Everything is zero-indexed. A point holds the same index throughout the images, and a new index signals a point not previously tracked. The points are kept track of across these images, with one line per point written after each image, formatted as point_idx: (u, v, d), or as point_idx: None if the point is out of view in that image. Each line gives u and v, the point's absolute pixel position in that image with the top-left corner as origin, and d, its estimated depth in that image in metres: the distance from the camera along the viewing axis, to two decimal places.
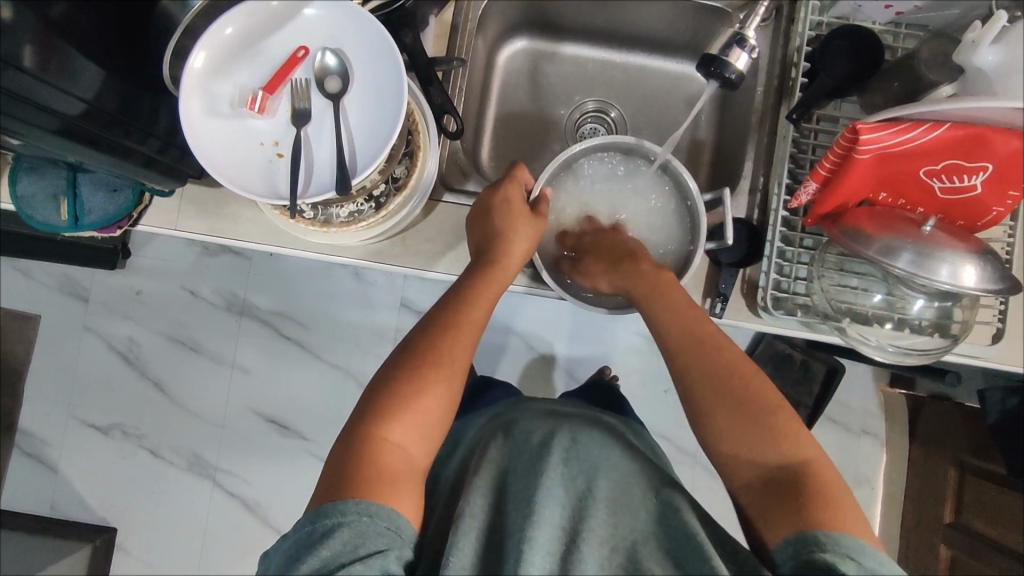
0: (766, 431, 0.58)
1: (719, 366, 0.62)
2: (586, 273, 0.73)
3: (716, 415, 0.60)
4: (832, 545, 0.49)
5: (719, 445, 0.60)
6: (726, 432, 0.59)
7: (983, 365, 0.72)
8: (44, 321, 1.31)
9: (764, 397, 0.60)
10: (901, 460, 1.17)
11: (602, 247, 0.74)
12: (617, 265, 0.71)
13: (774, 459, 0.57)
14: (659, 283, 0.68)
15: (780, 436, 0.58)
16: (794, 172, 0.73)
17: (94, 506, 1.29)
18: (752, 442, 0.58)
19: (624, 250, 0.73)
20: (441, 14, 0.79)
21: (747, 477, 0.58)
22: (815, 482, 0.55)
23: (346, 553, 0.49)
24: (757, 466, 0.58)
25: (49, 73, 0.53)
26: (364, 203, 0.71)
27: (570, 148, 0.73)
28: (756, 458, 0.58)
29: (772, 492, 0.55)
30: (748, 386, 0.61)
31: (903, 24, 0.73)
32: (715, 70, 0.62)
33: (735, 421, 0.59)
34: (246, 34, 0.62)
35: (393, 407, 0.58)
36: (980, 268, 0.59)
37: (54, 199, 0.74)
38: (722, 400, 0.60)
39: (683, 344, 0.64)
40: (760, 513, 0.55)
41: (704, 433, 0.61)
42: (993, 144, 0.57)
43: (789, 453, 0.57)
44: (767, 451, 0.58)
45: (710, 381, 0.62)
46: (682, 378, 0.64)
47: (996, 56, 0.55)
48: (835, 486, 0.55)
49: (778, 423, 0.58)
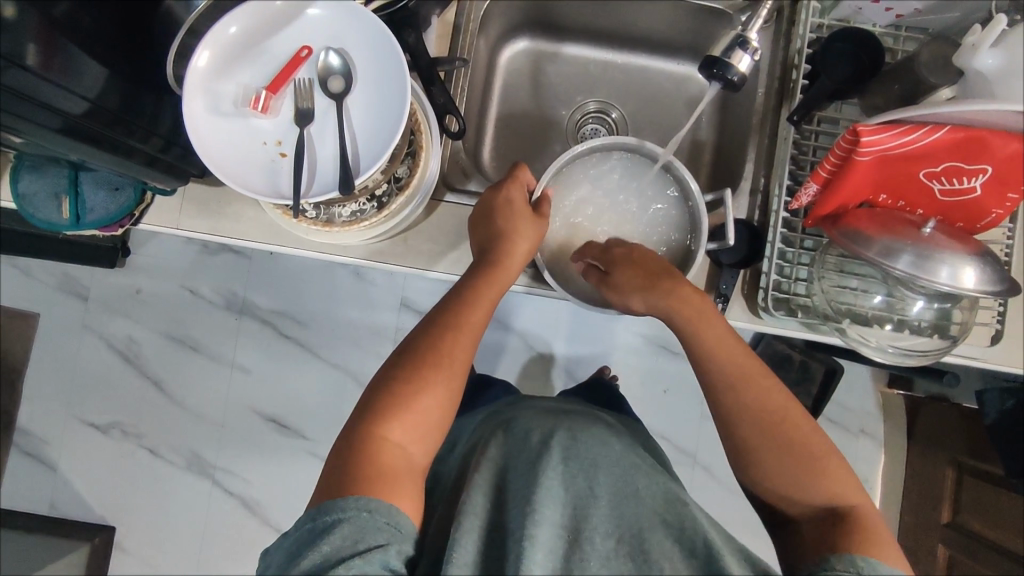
0: (811, 472, 0.60)
1: (764, 407, 0.62)
2: (620, 289, 0.68)
3: (760, 456, 0.61)
4: (872, 574, 0.51)
5: (762, 483, 0.62)
6: (771, 472, 0.61)
7: (982, 366, 0.73)
8: (43, 319, 1.31)
9: (811, 443, 0.61)
10: (900, 461, 1.17)
11: (634, 260, 0.69)
12: (654, 282, 0.67)
13: (819, 500, 0.59)
14: (703, 312, 0.65)
15: (824, 475, 0.60)
16: (795, 174, 0.73)
17: (93, 504, 1.29)
18: (799, 485, 0.60)
19: (659, 265, 0.68)
20: (444, 14, 0.80)
21: (795, 513, 0.61)
22: (859, 520, 0.57)
23: (346, 548, 0.49)
24: (804, 503, 0.60)
25: (52, 71, 0.53)
26: (366, 203, 0.71)
27: (571, 149, 0.75)
28: (802, 496, 0.60)
29: (819, 532, 0.58)
30: (794, 428, 0.62)
31: (903, 26, 0.74)
32: (718, 71, 0.63)
33: (780, 462, 0.60)
34: (250, 34, 0.62)
35: (394, 406, 0.58)
36: (979, 270, 0.59)
37: (55, 198, 0.74)
38: (768, 442, 0.61)
39: (726, 384, 0.64)
40: (808, 547, 0.58)
41: (749, 473, 0.62)
42: (992, 146, 0.57)
43: (835, 497, 0.59)
44: (812, 490, 0.59)
45: (753, 423, 0.62)
46: (725, 417, 0.64)
47: (995, 59, 0.56)
48: (876, 522, 0.57)
49: (826, 466, 0.60)
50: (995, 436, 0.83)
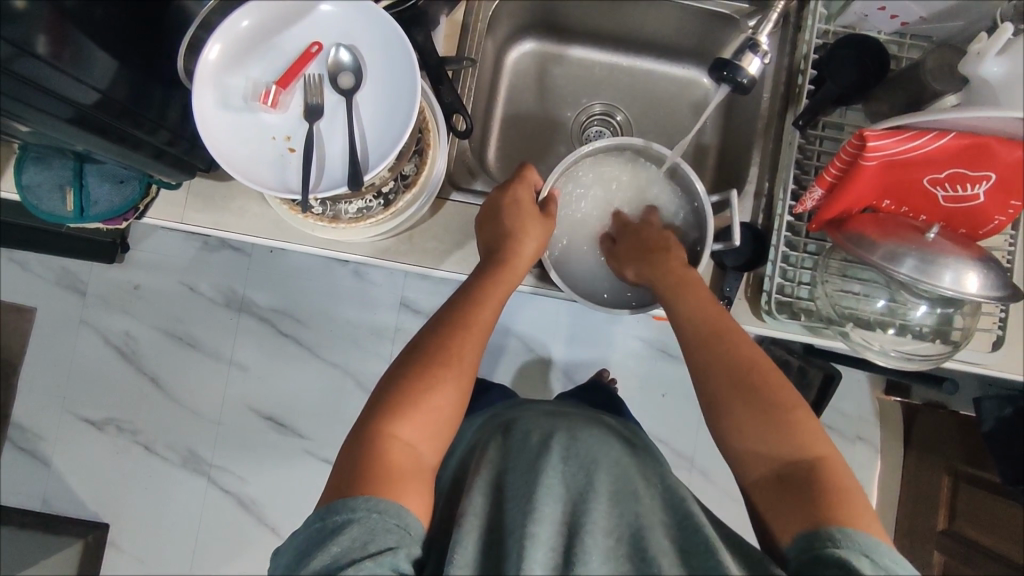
0: (777, 427, 0.58)
1: (731, 360, 0.62)
2: (618, 258, 0.75)
3: (731, 409, 0.60)
4: (848, 542, 0.49)
5: (730, 439, 0.60)
6: (741, 427, 0.59)
7: (984, 372, 0.73)
8: (40, 313, 1.30)
9: (781, 396, 0.60)
10: (895, 468, 1.18)
11: (639, 238, 0.74)
12: (646, 255, 0.71)
13: (787, 454, 0.57)
14: (682, 281, 0.68)
15: (792, 430, 0.58)
16: (800, 178, 0.73)
17: (86, 501, 1.28)
18: (768, 438, 0.58)
19: (660, 242, 0.72)
20: (452, 14, 0.80)
21: (760, 471, 0.58)
22: (827, 480, 0.55)
23: (355, 550, 0.48)
24: (768, 462, 0.58)
25: (63, 62, 0.53)
26: (373, 199, 0.70)
27: (577, 150, 0.74)
28: (767, 453, 0.58)
29: (784, 489, 0.56)
30: (763, 383, 0.60)
31: (908, 34, 0.75)
32: (728, 73, 0.63)
33: (748, 412, 0.59)
34: (261, 28, 0.62)
35: (402, 405, 0.58)
36: (983, 276, 0.60)
37: (60, 189, 0.74)
38: (736, 392, 0.60)
39: (699, 345, 0.64)
40: (774, 510, 0.55)
41: (722, 433, 0.61)
42: (997, 153, 0.57)
43: (801, 449, 0.57)
44: (777, 445, 0.58)
45: (725, 375, 0.62)
46: (700, 373, 0.64)
47: (1001, 67, 0.56)
48: (847, 482, 0.55)
49: (793, 420, 0.58)
50: (992, 442, 0.84)
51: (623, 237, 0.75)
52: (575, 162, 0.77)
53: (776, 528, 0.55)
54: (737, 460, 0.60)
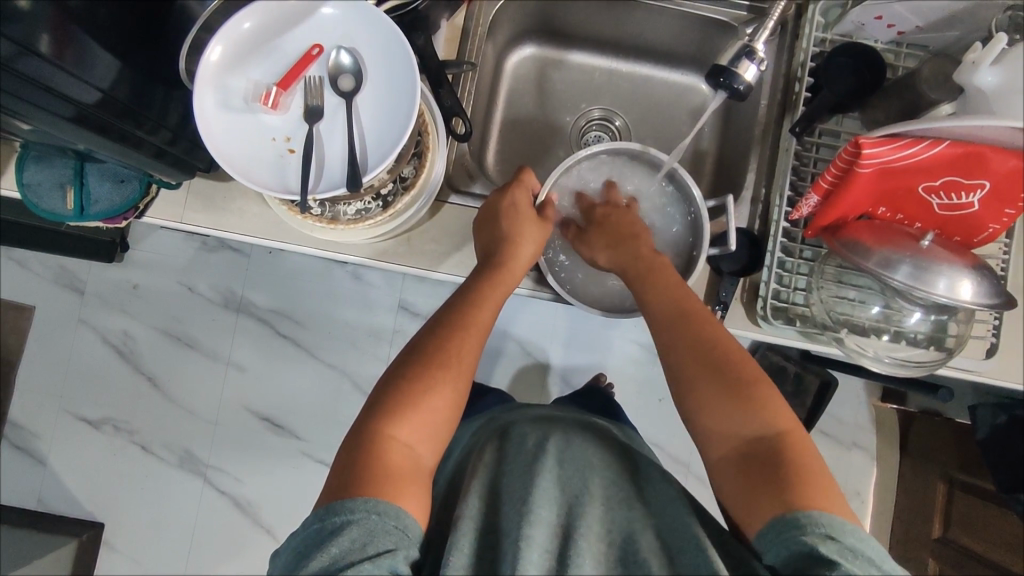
0: (743, 403, 0.58)
1: (698, 337, 0.63)
2: (590, 243, 0.74)
3: (698, 386, 0.60)
4: (813, 526, 0.49)
5: (700, 419, 0.60)
6: (707, 406, 0.60)
7: (978, 379, 0.74)
8: (39, 312, 1.31)
9: (743, 370, 0.60)
10: (890, 476, 1.18)
11: (611, 223, 0.74)
12: (619, 241, 0.72)
13: (751, 433, 0.57)
14: (655, 266, 0.69)
15: (755, 406, 0.58)
16: (795, 185, 0.74)
17: (82, 500, 1.28)
18: (733, 416, 0.58)
19: (630, 230, 0.73)
20: (453, 18, 0.81)
21: (726, 449, 0.58)
22: (793, 458, 0.55)
23: (355, 551, 0.49)
24: (734, 440, 0.58)
25: (65, 61, 0.53)
26: (371, 201, 0.71)
27: (576, 153, 0.74)
28: (733, 430, 0.58)
29: (751, 467, 0.56)
30: (730, 360, 0.61)
31: (904, 43, 0.75)
32: (725, 80, 0.64)
33: (714, 389, 0.60)
34: (263, 31, 0.63)
35: (400, 407, 0.59)
36: (977, 284, 0.60)
37: (60, 188, 0.74)
38: (705, 371, 0.61)
39: (670, 326, 0.64)
40: (742, 489, 0.56)
41: (690, 412, 0.61)
42: (992, 162, 0.58)
43: (765, 426, 0.57)
44: (742, 422, 0.58)
45: (692, 356, 0.62)
46: (669, 352, 0.64)
47: (995, 77, 0.56)
48: (810, 459, 0.55)
49: (757, 396, 0.58)
50: (986, 453, 0.83)
51: (592, 223, 0.75)
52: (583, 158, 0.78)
53: (747, 514, 0.55)
54: (706, 439, 0.60)
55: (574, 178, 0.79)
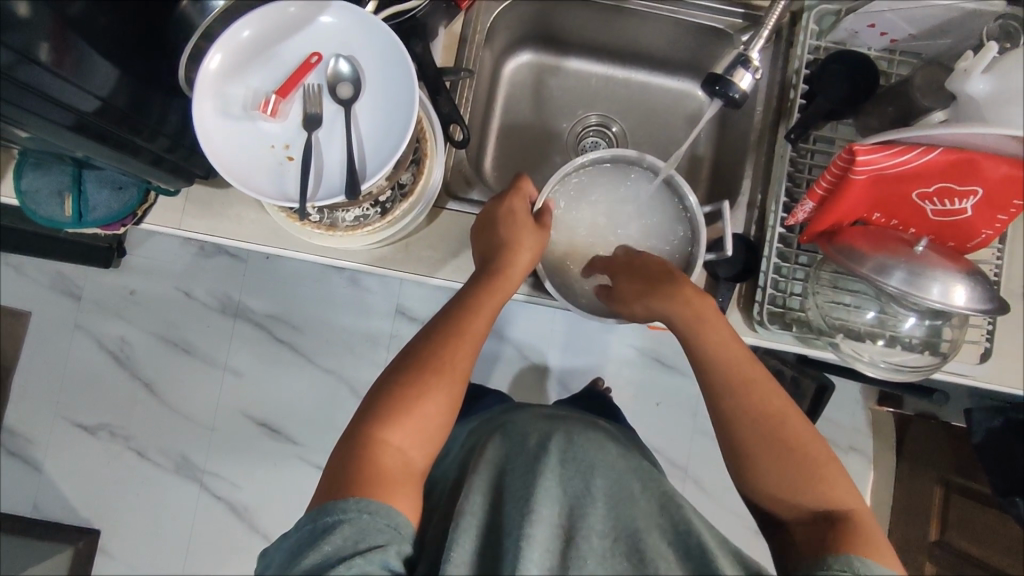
0: (809, 478, 0.60)
1: (760, 410, 0.63)
2: (620, 296, 0.71)
3: (760, 460, 0.62)
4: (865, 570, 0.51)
5: (760, 487, 0.62)
6: (770, 478, 0.61)
7: (972, 383, 0.74)
8: (35, 318, 1.30)
9: (809, 448, 0.62)
10: (888, 479, 1.19)
11: (634, 268, 0.72)
12: (653, 285, 0.69)
13: (816, 504, 0.59)
14: (701, 311, 0.67)
15: (820, 481, 0.60)
16: (791, 191, 0.75)
17: (77, 507, 1.27)
18: (798, 489, 0.60)
19: (658, 270, 0.71)
20: (450, 25, 0.81)
21: (792, 514, 0.61)
22: (862, 527, 0.57)
23: (346, 548, 0.49)
24: (801, 508, 0.60)
25: (64, 69, 0.54)
26: (370, 207, 0.70)
27: (571, 161, 0.77)
28: (800, 501, 0.60)
29: (816, 532, 0.58)
30: (793, 434, 0.62)
31: (897, 50, 0.76)
32: (720, 89, 0.64)
33: (776, 462, 0.61)
34: (261, 39, 0.63)
35: (393, 411, 0.59)
36: (971, 289, 0.61)
37: (59, 195, 0.74)
38: (768, 445, 0.62)
39: (727, 391, 0.65)
40: (804, 549, 0.58)
41: (749, 480, 0.63)
42: (983, 169, 0.58)
43: (832, 499, 0.59)
44: (809, 495, 0.60)
45: (752, 428, 0.63)
46: (723, 421, 0.65)
47: (986, 84, 0.57)
48: (875, 529, 0.57)
49: (823, 472, 0.60)
50: (981, 455, 0.84)
51: (619, 277, 0.73)
52: (604, 162, 0.79)
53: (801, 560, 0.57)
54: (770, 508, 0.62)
55: (578, 183, 0.80)
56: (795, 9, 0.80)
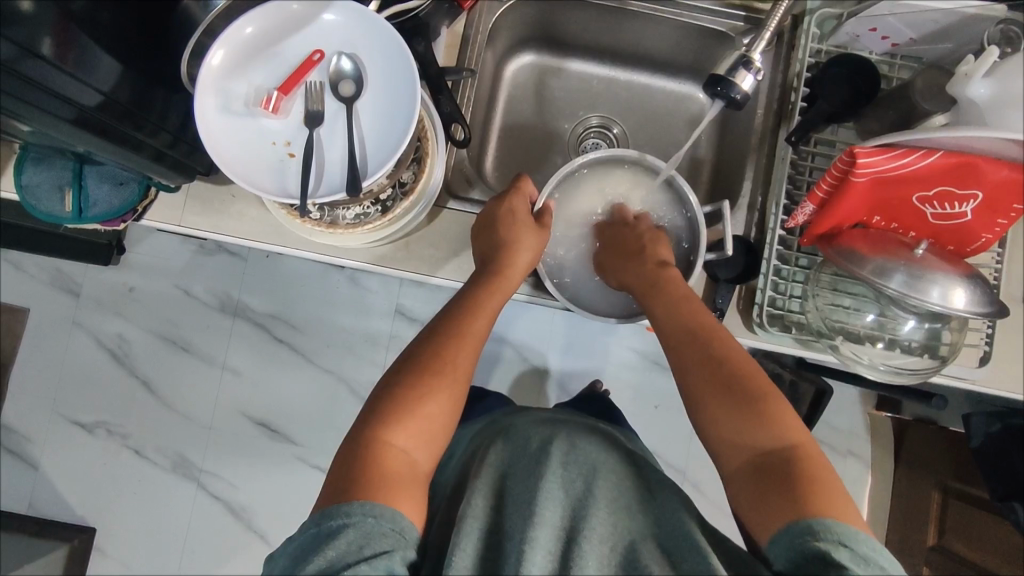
0: (756, 417, 0.58)
1: (711, 352, 0.63)
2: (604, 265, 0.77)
3: (710, 403, 0.61)
4: (827, 533, 0.49)
5: (714, 432, 0.60)
6: (719, 421, 0.60)
7: (972, 386, 0.74)
8: (33, 314, 1.30)
9: (758, 386, 0.60)
10: (886, 483, 1.19)
11: (619, 241, 0.77)
12: (627, 257, 0.75)
13: (765, 445, 0.57)
14: (660, 279, 0.70)
15: (769, 421, 0.58)
16: (792, 195, 0.75)
17: (73, 505, 1.27)
18: (746, 429, 0.58)
19: (637, 243, 0.75)
20: (452, 25, 0.81)
21: (741, 462, 0.58)
22: (807, 468, 0.55)
23: (351, 554, 0.48)
24: (750, 451, 0.58)
25: (68, 64, 0.54)
26: (370, 206, 0.71)
27: (571, 162, 0.75)
28: (750, 443, 0.58)
29: (764, 478, 0.55)
30: (743, 372, 0.61)
31: (898, 55, 0.76)
32: (722, 90, 0.64)
33: (721, 401, 0.60)
34: (265, 36, 0.63)
35: (397, 411, 0.59)
36: (970, 292, 0.61)
37: (59, 190, 0.74)
38: (714, 386, 0.61)
39: (681, 340, 0.65)
40: (755, 500, 0.55)
41: (704, 428, 0.61)
42: (984, 172, 0.58)
43: (782, 438, 0.57)
44: (757, 436, 0.58)
45: (702, 370, 0.62)
46: (681, 366, 0.64)
47: (987, 89, 0.57)
48: (826, 474, 0.54)
49: (770, 410, 0.58)
50: (980, 458, 0.84)
51: (608, 242, 0.78)
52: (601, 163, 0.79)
53: (759, 522, 0.54)
54: (721, 455, 0.60)
55: (590, 174, 0.80)
56: (797, 11, 0.80)
